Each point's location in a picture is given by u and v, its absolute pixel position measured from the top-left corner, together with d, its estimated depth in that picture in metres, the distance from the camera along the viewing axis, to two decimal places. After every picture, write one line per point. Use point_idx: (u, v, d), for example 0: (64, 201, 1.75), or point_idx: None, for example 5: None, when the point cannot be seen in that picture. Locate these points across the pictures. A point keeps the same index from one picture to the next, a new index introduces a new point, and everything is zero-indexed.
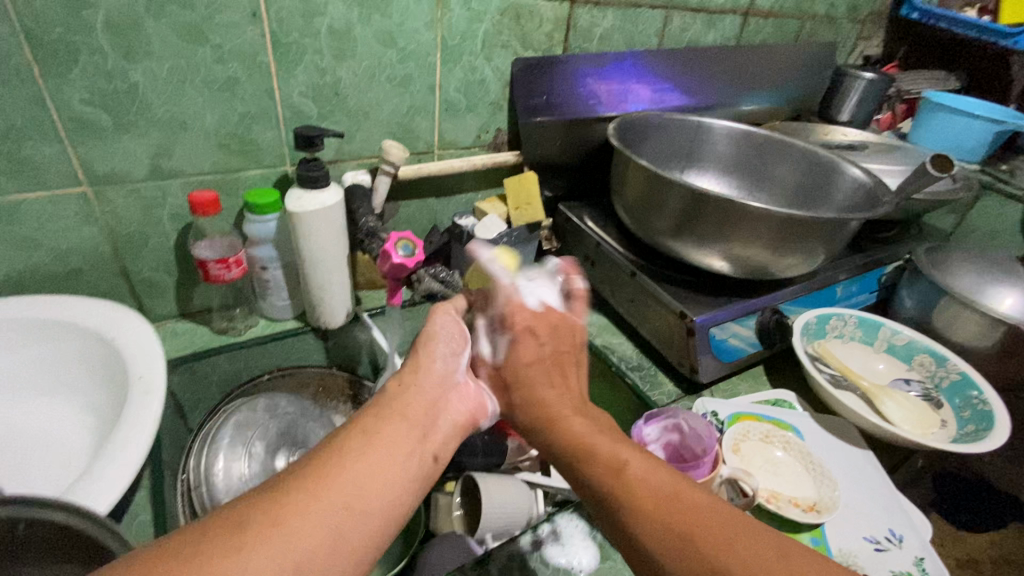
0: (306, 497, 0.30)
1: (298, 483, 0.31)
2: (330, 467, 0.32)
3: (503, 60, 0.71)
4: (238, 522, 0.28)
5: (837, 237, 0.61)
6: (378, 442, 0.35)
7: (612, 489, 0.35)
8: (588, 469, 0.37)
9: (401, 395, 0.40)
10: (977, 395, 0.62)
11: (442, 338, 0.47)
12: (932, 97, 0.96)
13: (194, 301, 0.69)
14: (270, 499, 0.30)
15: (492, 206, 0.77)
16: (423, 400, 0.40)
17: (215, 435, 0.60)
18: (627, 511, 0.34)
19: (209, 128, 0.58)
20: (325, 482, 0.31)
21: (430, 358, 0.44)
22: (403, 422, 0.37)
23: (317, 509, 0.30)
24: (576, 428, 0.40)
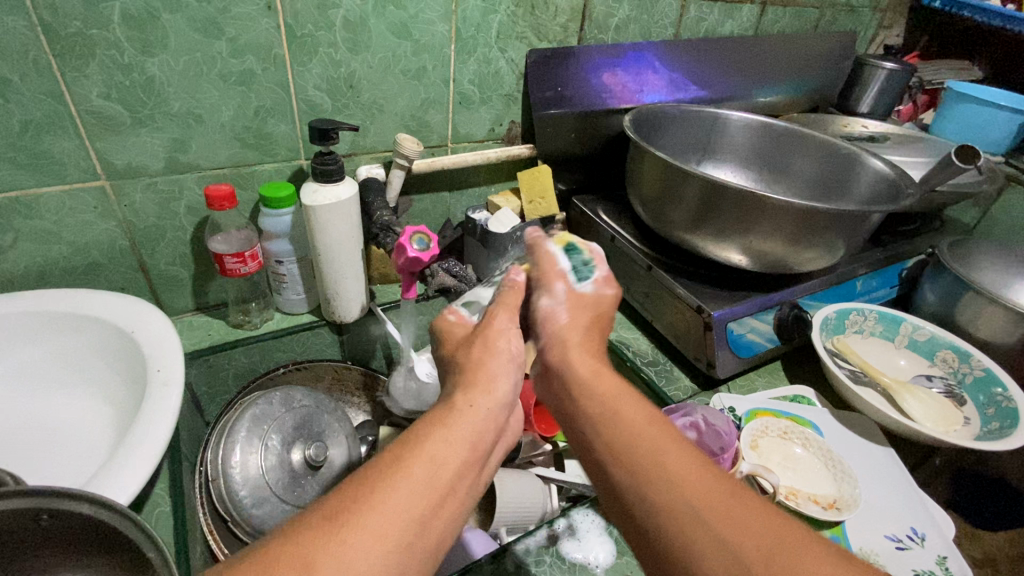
0: (368, 532, 0.29)
1: (360, 516, 0.29)
2: (392, 499, 0.30)
3: (517, 52, 0.70)
4: (308, 557, 0.27)
5: (859, 230, 0.60)
6: (444, 473, 0.33)
7: (655, 462, 0.34)
8: (638, 466, 0.34)
9: (466, 415, 0.37)
10: (1002, 392, 0.61)
11: (512, 357, 0.43)
12: (955, 87, 0.94)
13: (210, 294, 0.70)
14: (327, 531, 0.28)
15: (505, 199, 0.77)
16: (488, 428, 0.38)
17: (231, 427, 0.60)
18: (662, 470, 0.33)
19: (224, 122, 0.58)
20: (391, 513, 0.30)
21: (497, 375, 0.41)
22: (468, 451, 0.35)
23: (382, 545, 0.29)
24: (623, 423, 0.36)
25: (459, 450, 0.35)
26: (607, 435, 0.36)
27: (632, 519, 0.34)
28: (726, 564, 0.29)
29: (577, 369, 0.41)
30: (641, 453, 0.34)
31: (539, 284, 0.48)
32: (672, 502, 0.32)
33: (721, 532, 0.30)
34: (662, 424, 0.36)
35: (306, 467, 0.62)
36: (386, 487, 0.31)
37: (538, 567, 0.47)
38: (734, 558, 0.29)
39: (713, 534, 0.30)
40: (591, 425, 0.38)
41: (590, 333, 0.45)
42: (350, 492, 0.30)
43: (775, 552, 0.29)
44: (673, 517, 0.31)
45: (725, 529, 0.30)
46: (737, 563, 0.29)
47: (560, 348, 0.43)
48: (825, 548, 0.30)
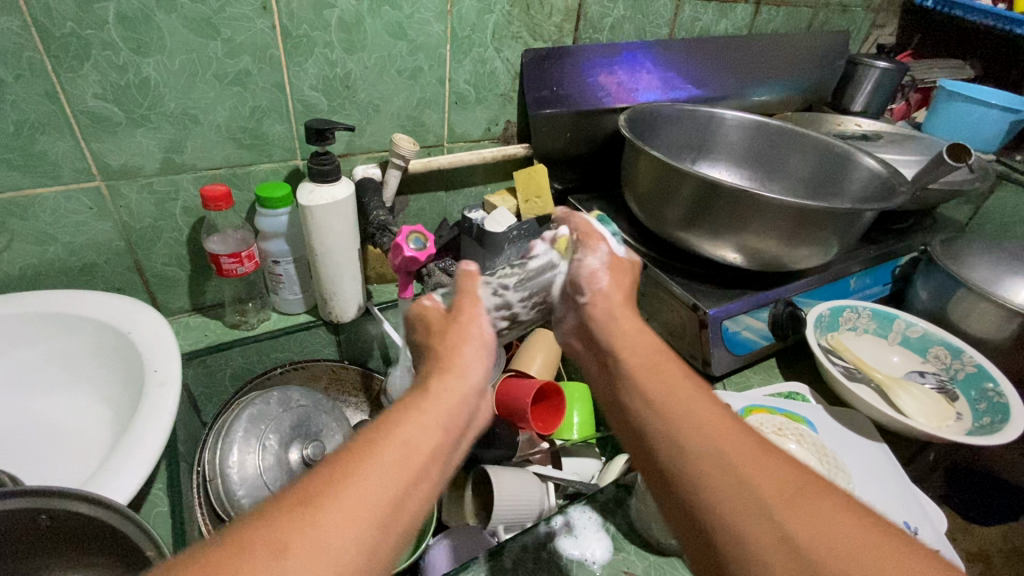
0: (340, 514, 0.28)
1: (331, 499, 0.28)
2: (367, 480, 0.30)
3: (513, 52, 0.71)
4: (278, 541, 0.26)
5: (852, 228, 0.60)
6: (419, 454, 0.32)
7: (685, 415, 0.36)
8: (668, 417, 0.36)
9: (440, 397, 0.36)
10: (993, 387, 0.61)
11: (483, 345, 0.41)
12: (947, 85, 0.95)
13: (207, 295, 0.70)
14: (300, 513, 0.27)
15: (502, 199, 0.77)
16: (463, 412, 0.37)
17: (229, 427, 0.60)
18: (692, 419, 0.35)
19: (220, 122, 0.58)
20: (364, 495, 0.29)
21: (470, 360, 0.39)
22: (442, 434, 0.34)
23: (355, 527, 0.28)
24: (656, 380, 0.39)
25: (435, 431, 0.34)
26: (643, 383, 0.39)
27: (657, 461, 0.35)
28: (747, 505, 0.31)
29: (616, 328, 0.44)
30: (675, 402, 0.37)
31: (581, 242, 0.49)
32: (701, 445, 0.34)
33: (744, 475, 0.32)
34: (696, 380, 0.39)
35: (303, 466, 0.62)
36: (362, 469, 0.30)
37: (536, 563, 0.47)
38: (755, 500, 0.31)
39: (737, 477, 0.31)
40: (629, 382, 0.40)
41: (628, 294, 0.47)
42: (323, 474, 0.30)
43: (797, 497, 0.30)
44: (699, 460, 0.33)
45: (746, 472, 0.32)
46: (757, 503, 0.30)
47: (600, 304, 0.46)
48: (841, 500, 0.31)
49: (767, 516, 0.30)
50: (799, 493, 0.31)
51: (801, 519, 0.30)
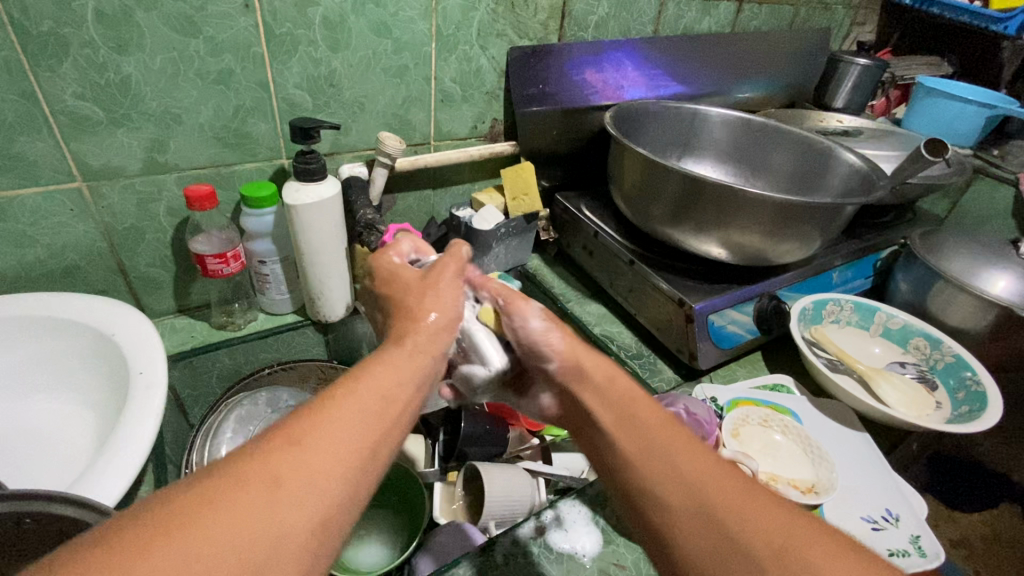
0: (327, 450, 0.29)
1: (318, 436, 0.30)
2: (351, 420, 0.31)
3: (498, 50, 0.71)
4: (270, 473, 0.27)
5: (833, 222, 0.62)
6: (395, 399, 0.34)
7: (666, 466, 0.35)
8: (651, 468, 0.36)
9: (411, 351, 0.38)
10: (971, 375, 0.63)
11: (446, 317, 0.42)
12: (925, 82, 0.97)
13: (192, 296, 0.69)
14: (287, 449, 0.28)
15: (489, 197, 0.77)
16: (432, 362, 0.39)
17: (217, 428, 0.61)
18: (675, 469, 0.35)
19: (203, 122, 0.58)
20: (350, 434, 0.31)
21: (437, 322, 0.41)
22: (414, 381, 0.36)
23: (341, 464, 0.29)
24: (635, 425, 0.39)
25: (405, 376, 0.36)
26: (625, 442, 0.38)
27: (652, 527, 0.35)
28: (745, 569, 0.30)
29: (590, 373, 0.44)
30: (660, 461, 0.36)
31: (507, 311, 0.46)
32: (690, 506, 0.33)
33: (739, 538, 0.31)
34: (677, 429, 0.38)
35: None
36: (342, 410, 0.31)
37: (526, 558, 0.47)
38: (753, 563, 0.30)
39: (727, 533, 0.32)
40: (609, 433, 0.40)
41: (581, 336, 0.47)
42: (304, 415, 0.31)
43: (790, 548, 0.30)
44: (695, 526, 0.33)
45: (743, 536, 0.31)
46: (755, 567, 0.30)
47: (568, 359, 0.45)
48: (834, 541, 0.31)
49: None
50: (792, 543, 0.31)
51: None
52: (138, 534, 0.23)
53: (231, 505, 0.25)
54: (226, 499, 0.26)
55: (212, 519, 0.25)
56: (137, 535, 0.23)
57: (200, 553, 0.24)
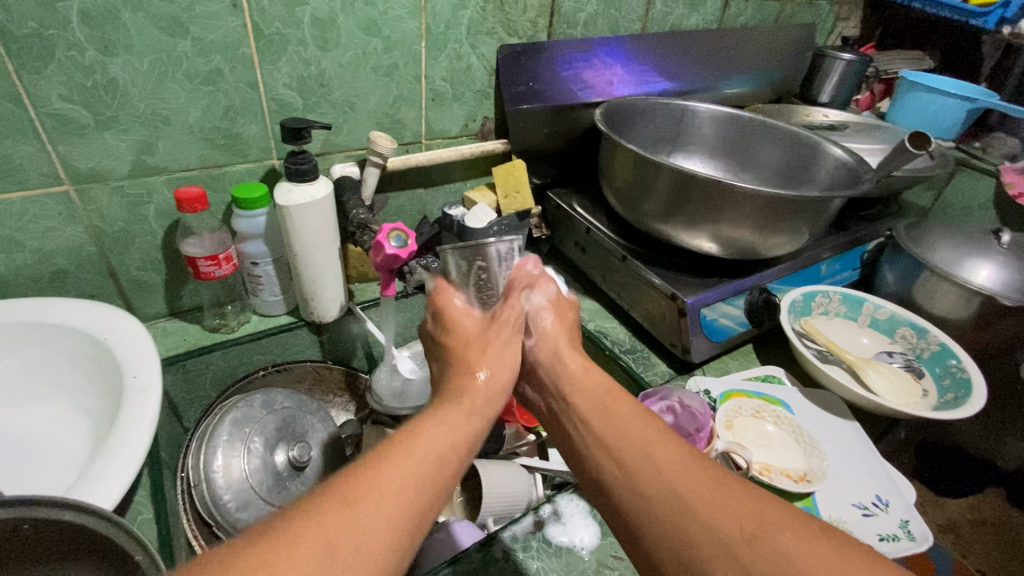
0: (378, 513, 0.31)
1: (370, 498, 0.31)
2: (401, 483, 0.33)
3: (488, 48, 0.71)
4: (326, 537, 0.29)
5: (820, 216, 0.63)
6: (442, 461, 0.36)
7: (641, 453, 0.37)
8: (627, 456, 0.37)
9: (457, 412, 0.40)
10: (956, 363, 0.64)
11: (499, 380, 0.45)
12: (907, 76, 0.99)
13: (184, 299, 0.68)
14: (340, 509, 0.30)
15: (481, 195, 0.78)
16: (476, 421, 0.41)
17: (212, 431, 0.60)
18: (649, 457, 0.37)
19: (193, 123, 0.57)
20: (400, 496, 0.32)
21: (485, 381, 0.44)
22: (459, 442, 0.38)
23: (390, 527, 0.31)
24: (612, 417, 0.41)
25: (450, 443, 0.38)
26: (602, 433, 0.40)
27: (627, 517, 0.36)
28: (714, 552, 0.31)
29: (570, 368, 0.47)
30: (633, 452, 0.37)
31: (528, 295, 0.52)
32: (664, 492, 0.35)
33: (706, 515, 0.33)
34: (649, 421, 0.40)
35: (290, 469, 0.62)
36: (393, 470, 0.33)
37: (526, 552, 0.48)
38: (720, 545, 0.31)
39: (699, 516, 0.33)
40: (587, 426, 0.41)
41: (571, 331, 0.52)
42: (358, 476, 0.33)
43: (761, 530, 0.32)
44: (667, 512, 0.34)
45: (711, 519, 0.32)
46: (724, 549, 0.31)
47: (547, 347, 0.49)
48: (805, 523, 0.32)
49: (734, 560, 0.31)
50: (763, 524, 0.32)
51: (769, 557, 0.30)
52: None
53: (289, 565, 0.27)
54: (285, 561, 0.27)
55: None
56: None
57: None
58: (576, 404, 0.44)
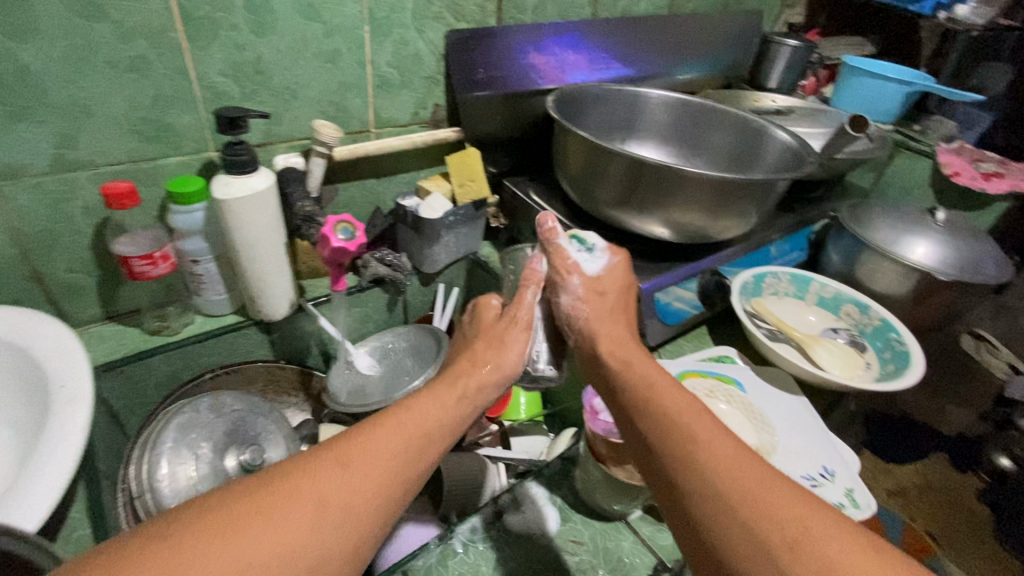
0: (367, 478, 0.35)
1: (361, 462, 0.36)
2: (390, 453, 0.37)
3: (435, 32, 0.69)
4: (319, 495, 0.33)
5: (767, 198, 0.64)
6: (428, 435, 0.40)
7: (688, 446, 0.37)
8: (674, 446, 0.38)
9: (445, 392, 0.45)
10: (896, 337, 0.68)
11: (500, 372, 0.50)
12: (850, 61, 1.02)
13: (120, 301, 0.65)
14: (331, 470, 0.34)
15: (436, 184, 0.75)
16: (465, 401, 0.46)
17: (155, 439, 0.57)
18: (700, 451, 0.37)
19: (117, 114, 0.54)
20: (387, 466, 0.36)
21: (495, 362, 0.51)
22: (445, 418, 0.43)
23: (374, 493, 0.35)
24: (662, 406, 0.41)
25: (439, 422, 0.42)
26: (650, 421, 0.40)
27: (671, 500, 0.37)
28: (751, 548, 0.32)
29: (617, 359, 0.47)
30: (679, 439, 0.38)
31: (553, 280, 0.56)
32: (706, 487, 0.35)
33: (748, 518, 0.33)
34: (703, 416, 0.39)
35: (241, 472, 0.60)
36: (382, 443, 0.37)
37: (485, 543, 0.48)
38: (759, 543, 0.32)
39: (741, 517, 0.33)
40: (637, 411, 0.42)
41: (614, 315, 0.53)
42: (354, 442, 0.37)
43: (801, 536, 0.32)
44: (709, 501, 0.34)
45: (754, 515, 0.33)
46: (762, 546, 0.32)
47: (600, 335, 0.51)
48: (850, 534, 0.32)
49: (771, 560, 0.31)
50: (805, 532, 0.32)
51: (807, 559, 0.31)
52: (202, 533, 0.29)
53: (284, 514, 0.31)
54: (282, 509, 0.31)
55: (264, 529, 0.30)
56: (207, 531, 0.29)
57: (252, 556, 0.29)
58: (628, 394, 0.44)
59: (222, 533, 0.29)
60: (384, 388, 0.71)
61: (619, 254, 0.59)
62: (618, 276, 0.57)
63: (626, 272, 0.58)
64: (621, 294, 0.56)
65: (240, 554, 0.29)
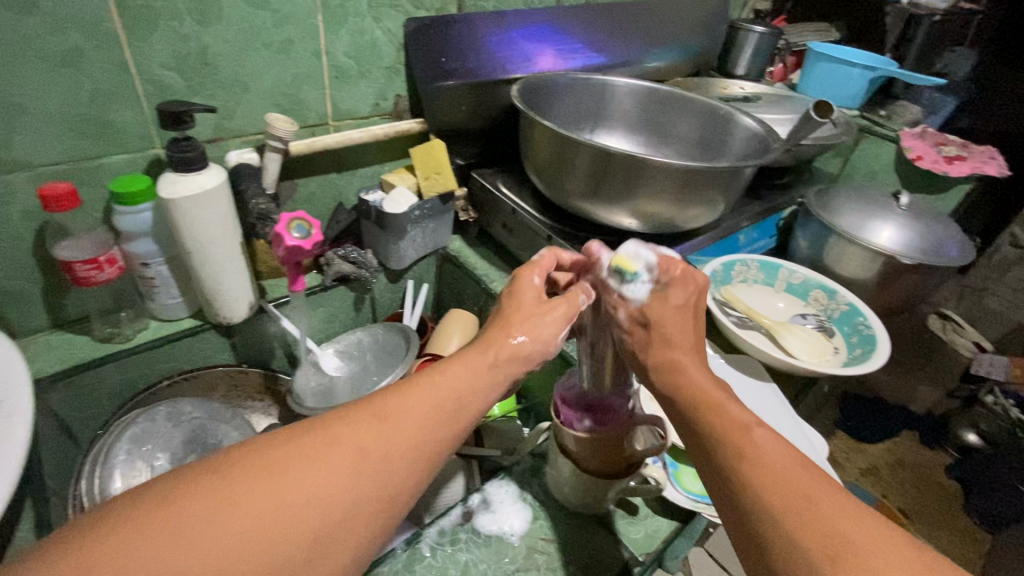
0: (403, 431, 0.33)
1: (397, 415, 0.33)
2: (425, 406, 0.34)
3: (394, 21, 0.67)
4: (356, 443, 0.31)
5: (733, 185, 0.63)
6: (468, 389, 0.37)
7: (739, 446, 0.33)
8: (722, 445, 0.34)
9: (486, 346, 0.40)
10: (863, 321, 0.68)
11: (536, 347, 0.42)
12: (816, 47, 1.02)
13: (69, 309, 0.62)
14: (371, 423, 0.32)
15: (399, 177, 0.73)
16: (507, 361, 0.40)
17: (107, 451, 0.55)
18: (750, 453, 0.33)
19: (52, 110, 0.50)
20: (424, 419, 0.34)
21: (532, 334, 0.42)
22: (485, 373, 0.39)
23: (410, 446, 0.32)
24: (711, 402, 0.36)
25: (479, 378, 0.38)
26: (697, 414, 0.36)
27: (718, 496, 0.33)
28: (793, 562, 0.28)
29: (665, 353, 0.41)
30: (731, 438, 0.34)
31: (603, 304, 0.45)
32: (754, 493, 0.31)
33: (795, 530, 0.29)
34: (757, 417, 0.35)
35: None
36: (420, 398, 0.35)
37: (454, 546, 0.47)
38: (800, 552, 0.28)
39: (786, 526, 0.29)
40: (683, 402, 0.38)
41: (678, 337, 0.41)
42: (392, 394, 0.34)
43: (853, 555, 0.28)
44: (755, 502, 0.31)
45: (801, 528, 0.29)
46: (807, 559, 0.28)
47: (656, 340, 0.42)
48: (911, 557, 0.28)
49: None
50: (858, 552, 0.28)
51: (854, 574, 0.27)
52: (244, 473, 0.28)
53: (320, 460, 0.30)
54: (318, 454, 0.30)
55: (300, 473, 0.29)
56: (247, 471, 0.28)
57: (293, 498, 0.28)
58: (672, 394, 0.38)
59: (265, 473, 0.28)
60: (352, 389, 0.69)
61: (676, 266, 0.45)
62: (675, 308, 0.43)
63: (690, 288, 0.44)
64: (681, 319, 0.42)
65: (280, 497, 0.28)
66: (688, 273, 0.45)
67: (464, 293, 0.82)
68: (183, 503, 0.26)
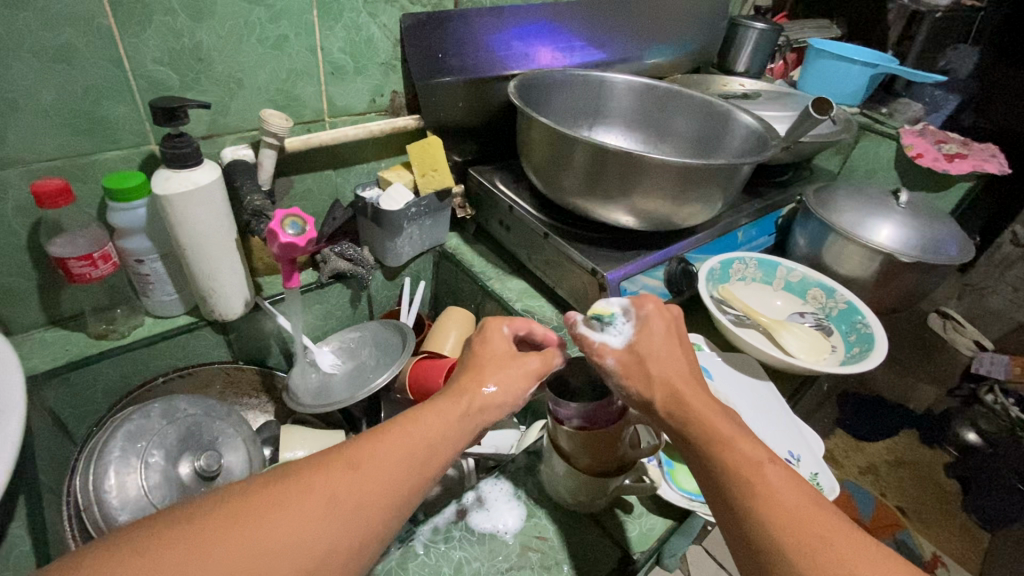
0: (376, 479, 0.33)
1: (372, 463, 0.33)
2: (399, 453, 0.34)
3: (389, 17, 0.67)
4: (327, 493, 0.31)
5: (731, 183, 0.63)
6: (443, 435, 0.37)
7: (755, 488, 0.33)
8: (737, 484, 0.34)
9: (461, 391, 0.40)
10: (862, 319, 0.68)
11: (508, 393, 0.41)
12: (815, 45, 1.02)
13: (64, 305, 0.62)
14: (344, 471, 0.32)
15: (396, 174, 0.72)
16: (480, 406, 0.40)
17: (102, 448, 0.54)
18: (766, 495, 0.33)
19: (45, 106, 0.50)
20: (397, 466, 0.34)
21: (504, 379, 0.41)
22: (460, 418, 0.38)
23: (381, 495, 0.32)
24: (723, 438, 0.36)
25: (454, 423, 0.38)
26: (710, 449, 0.36)
27: (731, 534, 0.34)
28: None
29: (671, 381, 0.40)
30: (745, 478, 0.33)
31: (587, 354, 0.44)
32: (770, 539, 0.31)
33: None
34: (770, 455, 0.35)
35: (196, 479, 0.57)
36: (396, 444, 0.34)
37: (447, 543, 0.47)
38: None
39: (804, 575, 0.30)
40: (694, 434, 0.37)
41: (672, 368, 0.41)
42: (368, 442, 0.34)
43: None
44: (771, 548, 0.31)
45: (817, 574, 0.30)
46: None
47: (658, 373, 0.40)
48: None
49: None
50: None
51: None
52: (213, 523, 0.28)
53: (290, 510, 0.30)
54: (288, 503, 0.30)
55: (268, 523, 0.29)
56: (215, 520, 0.28)
57: (258, 550, 0.28)
58: (683, 428, 0.38)
59: (235, 522, 0.28)
60: (347, 386, 0.69)
61: (649, 301, 0.46)
62: (661, 337, 0.43)
63: (667, 317, 0.45)
64: (668, 348, 0.42)
65: (249, 548, 0.28)
66: (660, 305, 0.46)
67: (461, 290, 0.82)
68: (150, 552, 0.26)
